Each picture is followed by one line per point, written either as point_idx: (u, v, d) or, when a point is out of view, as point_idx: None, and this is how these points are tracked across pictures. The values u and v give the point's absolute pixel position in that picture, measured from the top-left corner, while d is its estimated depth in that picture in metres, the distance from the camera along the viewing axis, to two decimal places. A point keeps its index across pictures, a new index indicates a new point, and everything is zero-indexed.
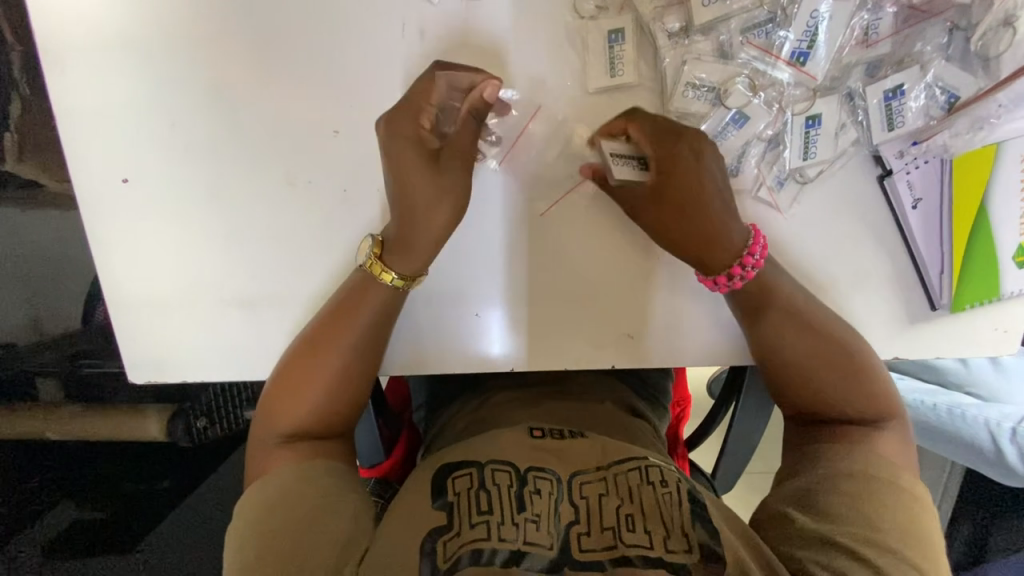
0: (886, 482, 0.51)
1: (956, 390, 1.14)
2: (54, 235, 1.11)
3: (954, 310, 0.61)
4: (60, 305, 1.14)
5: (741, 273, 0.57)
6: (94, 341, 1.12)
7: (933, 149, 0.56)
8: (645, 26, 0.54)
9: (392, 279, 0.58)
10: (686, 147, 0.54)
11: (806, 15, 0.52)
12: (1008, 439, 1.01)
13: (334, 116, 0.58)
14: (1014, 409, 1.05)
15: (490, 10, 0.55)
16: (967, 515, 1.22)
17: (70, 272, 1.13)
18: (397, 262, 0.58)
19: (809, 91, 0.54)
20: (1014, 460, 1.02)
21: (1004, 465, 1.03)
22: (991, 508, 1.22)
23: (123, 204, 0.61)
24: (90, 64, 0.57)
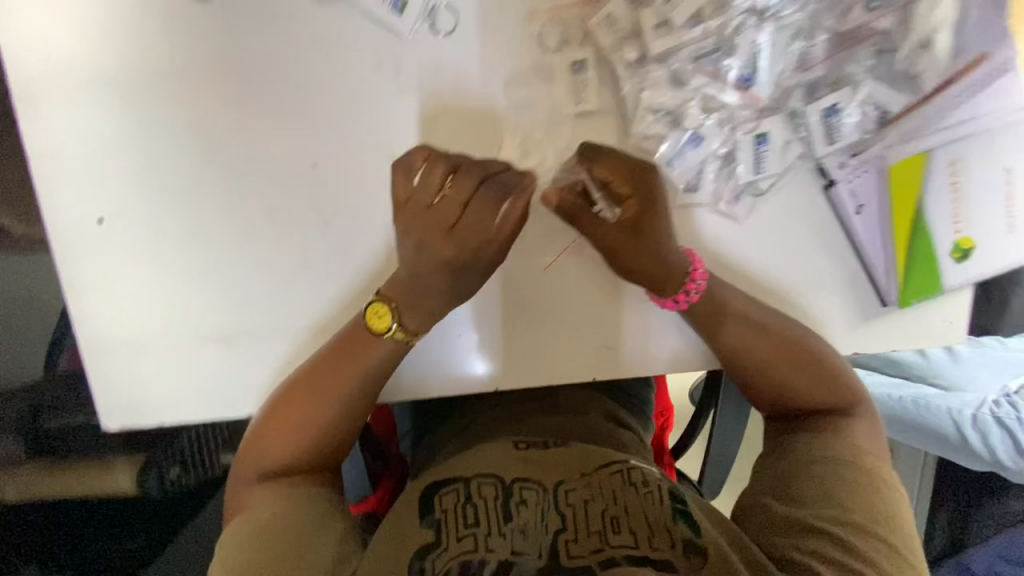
0: (850, 464, 0.55)
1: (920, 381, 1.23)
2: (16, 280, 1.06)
3: (903, 305, 0.67)
4: (20, 353, 1.08)
5: (686, 296, 0.60)
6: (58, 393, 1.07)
7: (870, 159, 0.61)
8: (606, 57, 0.58)
9: (395, 331, 0.57)
10: (652, 185, 0.57)
11: (747, 45, 0.57)
12: (970, 425, 1.11)
13: (313, 149, 0.59)
14: (971, 398, 1.16)
15: (461, 47, 0.58)
16: (943, 502, 1.27)
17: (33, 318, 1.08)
18: (407, 317, 0.57)
19: (755, 111, 0.59)
20: (976, 444, 1.11)
21: (970, 451, 1.12)
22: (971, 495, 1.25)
23: (97, 244, 0.60)
24: (63, 106, 0.57)
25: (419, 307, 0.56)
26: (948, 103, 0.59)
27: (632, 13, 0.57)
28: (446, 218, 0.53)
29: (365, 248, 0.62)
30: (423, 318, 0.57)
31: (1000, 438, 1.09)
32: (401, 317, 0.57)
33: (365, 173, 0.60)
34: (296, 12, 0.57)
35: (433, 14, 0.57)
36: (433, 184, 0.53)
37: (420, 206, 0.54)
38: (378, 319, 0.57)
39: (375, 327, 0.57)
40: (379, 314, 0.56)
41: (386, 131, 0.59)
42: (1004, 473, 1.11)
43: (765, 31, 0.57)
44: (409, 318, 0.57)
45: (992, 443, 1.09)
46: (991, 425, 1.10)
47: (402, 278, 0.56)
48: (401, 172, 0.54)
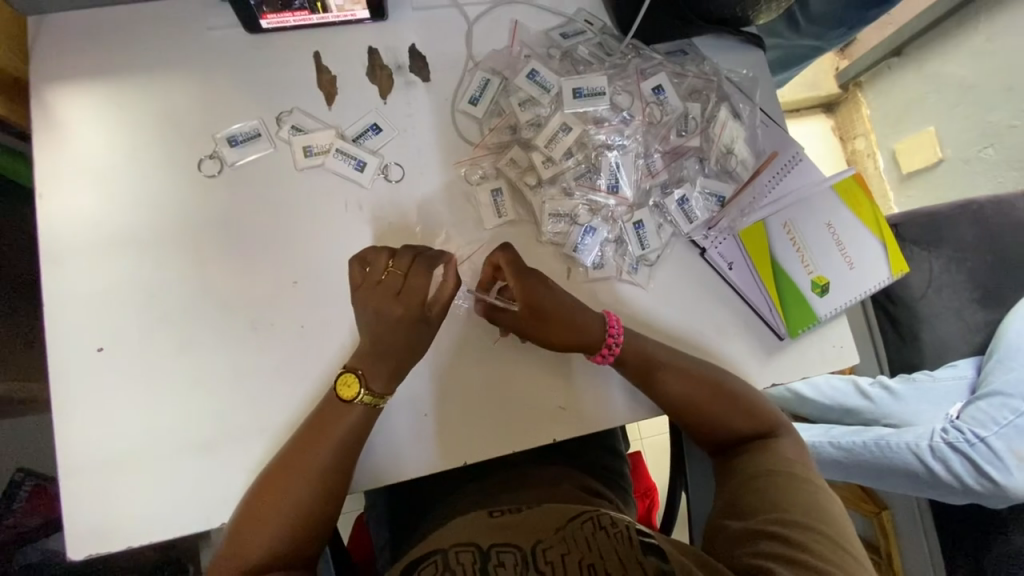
0: (784, 474, 0.62)
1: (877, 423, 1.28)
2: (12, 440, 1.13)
3: (793, 336, 0.80)
4: None
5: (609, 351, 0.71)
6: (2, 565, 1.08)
7: (724, 229, 0.81)
8: (515, 183, 0.79)
9: (365, 398, 0.64)
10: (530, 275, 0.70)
11: (608, 165, 0.80)
12: (930, 456, 1.14)
13: (293, 271, 0.74)
14: (923, 428, 1.21)
15: (408, 187, 0.78)
16: (957, 554, 1.21)
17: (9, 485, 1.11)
18: (373, 381, 0.64)
19: (629, 208, 0.80)
20: (945, 476, 1.12)
21: (940, 481, 1.12)
22: (979, 538, 1.19)
23: (96, 372, 0.69)
24: (84, 261, 0.71)
25: (385, 378, 0.65)
26: (761, 187, 0.82)
27: (527, 154, 0.80)
28: (393, 288, 0.65)
29: (339, 345, 0.73)
30: (386, 380, 0.65)
31: (960, 461, 1.11)
32: (367, 382, 0.64)
33: (337, 285, 0.74)
34: (282, 178, 0.76)
35: (386, 170, 0.78)
36: (380, 267, 0.67)
37: (371, 284, 0.66)
38: (347, 388, 0.64)
39: (345, 396, 0.64)
40: (348, 384, 0.64)
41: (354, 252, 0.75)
42: (985, 500, 1.11)
43: (616, 155, 0.80)
44: (375, 382, 0.65)
45: (954, 468, 1.11)
46: (948, 450, 1.13)
47: (365, 360, 0.65)
48: (358, 263, 0.68)
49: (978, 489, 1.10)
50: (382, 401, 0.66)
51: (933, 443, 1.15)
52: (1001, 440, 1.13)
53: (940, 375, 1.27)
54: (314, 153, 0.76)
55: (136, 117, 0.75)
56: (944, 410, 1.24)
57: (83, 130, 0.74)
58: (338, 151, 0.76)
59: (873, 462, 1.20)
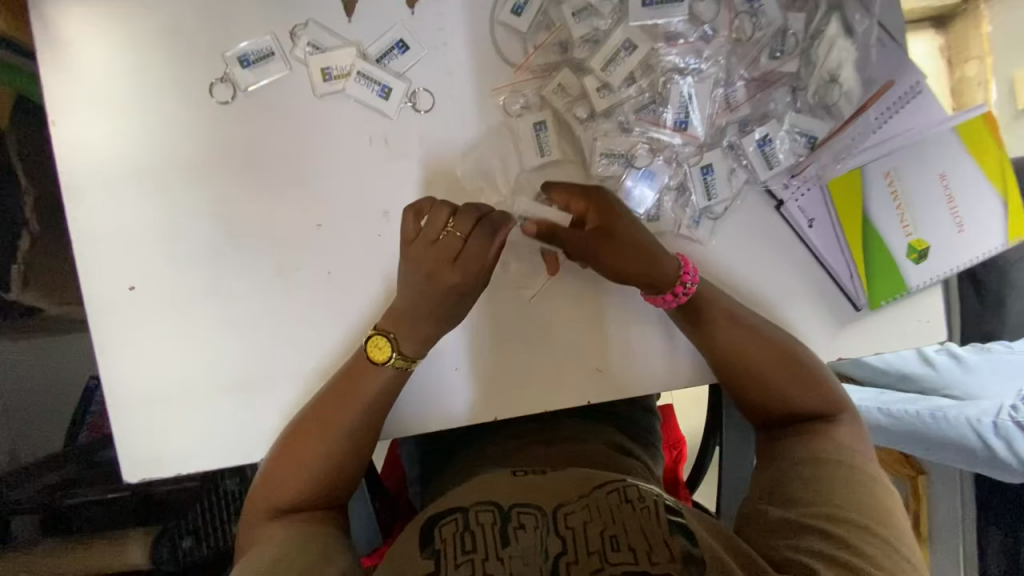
0: (838, 463, 0.56)
1: (935, 393, 1.17)
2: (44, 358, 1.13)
3: (873, 307, 0.70)
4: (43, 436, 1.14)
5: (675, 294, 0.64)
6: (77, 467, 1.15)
7: (809, 178, 0.68)
8: (561, 116, 0.68)
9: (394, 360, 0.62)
10: (606, 195, 0.64)
11: (677, 95, 0.66)
12: (992, 433, 1.04)
13: (317, 212, 0.68)
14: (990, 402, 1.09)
15: (438, 118, 0.68)
16: (993, 525, 1.18)
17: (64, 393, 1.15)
18: (404, 345, 0.61)
19: (696, 149, 0.68)
20: (1004, 454, 1.03)
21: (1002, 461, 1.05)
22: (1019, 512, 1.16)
23: (129, 310, 0.68)
24: (105, 196, 0.67)
25: (409, 334, 0.61)
26: (867, 124, 0.68)
27: (578, 79, 0.67)
28: (451, 253, 0.59)
29: (368, 294, 0.69)
30: (417, 344, 0.62)
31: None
32: (398, 346, 0.61)
33: (363, 230, 0.69)
34: (300, 107, 0.68)
35: (414, 98, 0.68)
36: (438, 224, 0.59)
37: (425, 241, 0.59)
38: (378, 351, 0.61)
39: (376, 358, 0.62)
40: (379, 347, 0.61)
41: (380, 194, 0.68)
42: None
43: (689, 83, 0.66)
44: (406, 346, 0.62)
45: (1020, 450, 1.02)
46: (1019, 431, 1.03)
47: (394, 315, 0.61)
48: (411, 213, 0.60)
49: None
50: (414, 364, 0.63)
51: (998, 421, 1.06)
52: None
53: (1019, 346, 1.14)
54: (333, 77, 0.67)
55: (139, 30, 0.66)
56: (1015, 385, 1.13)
57: (85, 46, 0.66)
58: (360, 74, 0.67)
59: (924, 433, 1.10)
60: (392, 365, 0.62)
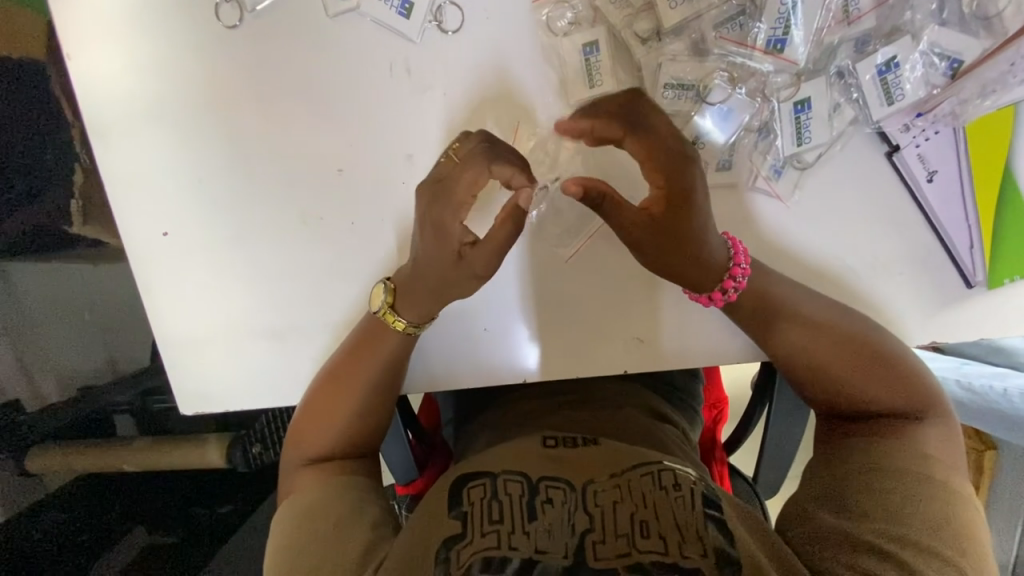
0: (913, 474, 0.48)
1: None
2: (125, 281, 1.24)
3: (991, 286, 0.57)
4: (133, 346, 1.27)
5: (723, 295, 0.56)
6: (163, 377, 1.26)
7: (940, 117, 0.53)
8: (618, 35, 0.55)
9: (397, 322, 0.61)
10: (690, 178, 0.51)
11: (776, 3, 0.51)
12: None
13: (338, 156, 0.62)
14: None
15: (468, 40, 0.57)
16: None
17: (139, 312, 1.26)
18: (405, 310, 0.60)
19: (791, 79, 0.54)
20: None
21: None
22: None
23: (165, 255, 0.68)
24: (128, 136, 0.64)
25: (437, 293, 0.58)
26: None
27: None
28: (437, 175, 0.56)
29: (395, 247, 0.65)
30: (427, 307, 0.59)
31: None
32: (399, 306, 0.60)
33: (386, 177, 0.62)
34: (313, 31, 0.60)
35: (440, 14, 0.57)
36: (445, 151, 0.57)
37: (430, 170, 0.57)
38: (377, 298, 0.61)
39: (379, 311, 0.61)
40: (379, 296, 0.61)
41: (404, 134, 0.61)
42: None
43: None
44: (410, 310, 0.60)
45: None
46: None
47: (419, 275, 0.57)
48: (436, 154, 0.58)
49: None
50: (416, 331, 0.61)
51: None
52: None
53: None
54: None
55: None
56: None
57: None
58: None
59: (1014, 416, 0.90)
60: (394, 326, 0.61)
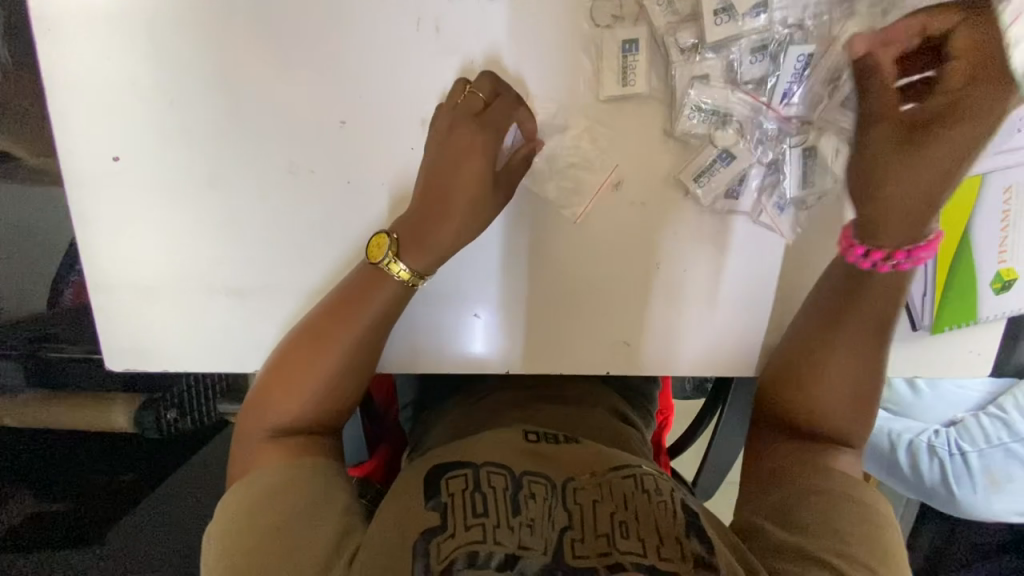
0: (858, 491, 0.53)
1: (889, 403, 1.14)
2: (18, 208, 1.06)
3: (934, 331, 0.63)
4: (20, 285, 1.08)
5: (884, 262, 0.55)
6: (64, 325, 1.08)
7: None
8: (658, 39, 0.55)
9: (400, 272, 0.56)
10: (988, 108, 0.48)
11: (793, 60, 0.54)
12: (903, 448, 1.04)
13: (342, 106, 0.57)
14: (917, 424, 1.07)
15: (507, 10, 0.54)
16: None
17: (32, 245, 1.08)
18: (411, 257, 0.55)
19: (803, 125, 0.58)
20: (906, 467, 1.03)
21: (900, 475, 1.05)
22: None
23: (114, 183, 0.59)
24: (83, 34, 0.55)
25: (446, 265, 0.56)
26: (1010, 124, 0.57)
27: None
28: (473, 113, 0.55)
29: (388, 216, 0.60)
30: (427, 258, 0.56)
31: (933, 470, 1.01)
32: (400, 253, 0.56)
33: (392, 139, 0.58)
34: None
35: None
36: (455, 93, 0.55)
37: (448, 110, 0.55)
38: (377, 250, 0.56)
39: (375, 258, 0.56)
40: (379, 247, 0.56)
41: (420, 96, 0.56)
42: (943, 509, 1.03)
43: (812, 48, 0.54)
44: (411, 257, 0.56)
45: (920, 468, 1.02)
46: (930, 452, 1.01)
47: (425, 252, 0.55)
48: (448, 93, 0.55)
49: (938, 494, 1.01)
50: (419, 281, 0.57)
51: (918, 440, 1.03)
52: (981, 459, 1.00)
53: (971, 385, 1.09)
54: None
55: None
56: (950, 414, 1.09)
57: None
58: None
59: None
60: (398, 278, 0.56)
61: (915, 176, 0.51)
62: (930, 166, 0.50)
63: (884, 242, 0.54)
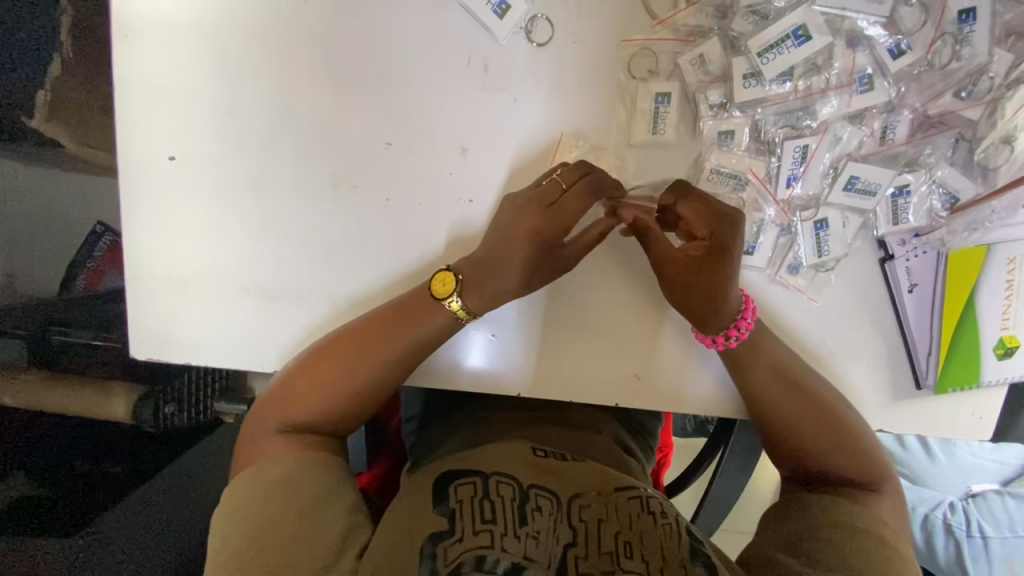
0: (864, 537, 0.54)
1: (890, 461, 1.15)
2: (57, 195, 1.13)
3: (937, 391, 0.65)
4: (41, 268, 1.14)
5: (725, 341, 0.60)
6: (76, 313, 1.13)
7: (931, 242, 0.62)
8: (690, 94, 0.59)
9: (456, 308, 0.59)
10: (733, 237, 0.56)
11: (792, 149, 0.59)
12: (918, 523, 1.04)
13: (388, 129, 0.61)
14: (933, 494, 1.07)
15: (552, 57, 0.59)
16: None
17: (59, 228, 1.14)
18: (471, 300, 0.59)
19: (810, 202, 0.61)
20: (921, 543, 1.04)
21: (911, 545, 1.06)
22: None
23: (165, 181, 0.62)
24: (158, 44, 0.59)
25: (479, 286, 0.59)
26: (1016, 200, 0.59)
27: (724, 57, 0.57)
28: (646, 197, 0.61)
29: (421, 234, 0.63)
30: (480, 300, 0.59)
31: (947, 545, 1.02)
32: (464, 293, 0.59)
33: (432, 163, 0.61)
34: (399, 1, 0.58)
35: (530, 24, 0.58)
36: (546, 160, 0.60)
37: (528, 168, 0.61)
38: (441, 286, 0.59)
39: (437, 293, 0.59)
40: (444, 283, 0.59)
41: (464, 126, 0.60)
42: None
43: (812, 136, 0.58)
44: (470, 298, 0.59)
45: (934, 544, 1.03)
46: (946, 531, 1.02)
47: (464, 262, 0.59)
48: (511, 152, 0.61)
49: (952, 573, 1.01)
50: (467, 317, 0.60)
51: (931, 515, 1.04)
52: (1002, 545, 0.99)
53: (983, 454, 1.09)
54: None
55: None
56: (966, 483, 1.08)
57: None
58: None
59: None
60: (454, 312, 0.59)
61: (705, 292, 0.57)
62: (699, 285, 0.57)
63: (711, 331, 0.60)
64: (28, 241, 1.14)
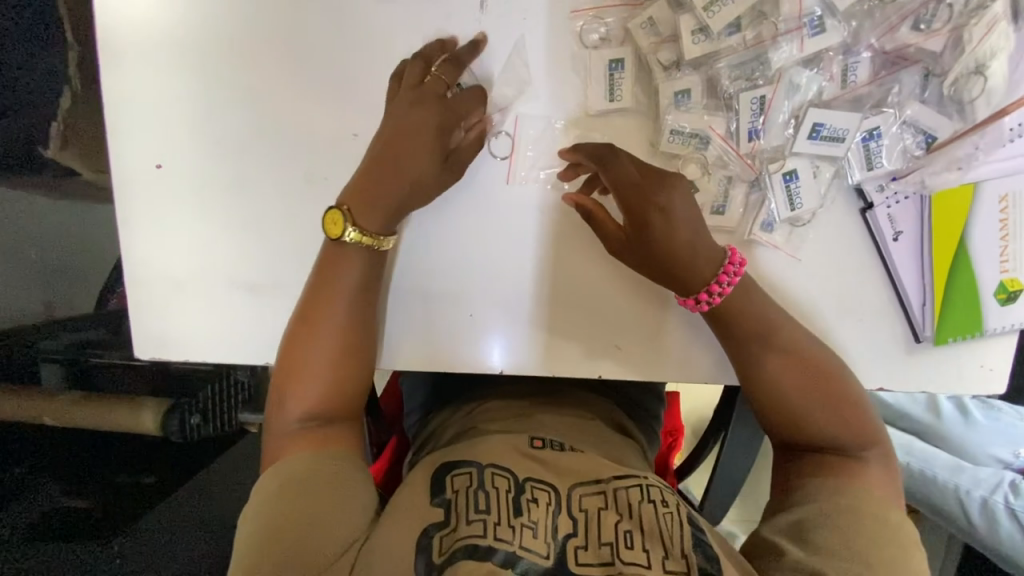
0: (870, 516, 0.52)
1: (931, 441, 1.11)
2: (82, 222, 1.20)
3: (937, 342, 0.62)
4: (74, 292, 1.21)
5: (698, 303, 0.59)
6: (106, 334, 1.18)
7: (911, 185, 0.59)
8: (643, 58, 0.59)
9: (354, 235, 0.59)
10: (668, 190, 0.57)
11: (750, 101, 0.58)
12: (977, 509, 0.97)
13: (354, 120, 0.63)
14: (988, 476, 1.00)
15: (503, 35, 0.60)
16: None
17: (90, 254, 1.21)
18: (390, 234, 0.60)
19: (777, 153, 0.60)
20: (986, 532, 0.96)
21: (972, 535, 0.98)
22: None
23: (154, 188, 0.66)
24: (137, 59, 0.63)
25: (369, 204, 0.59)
26: (997, 133, 0.57)
27: (673, 17, 0.57)
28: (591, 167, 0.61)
29: None
30: (379, 219, 0.60)
31: (1012, 531, 0.94)
32: (357, 220, 0.59)
33: None
34: None
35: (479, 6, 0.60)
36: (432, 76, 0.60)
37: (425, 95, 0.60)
38: (333, 225, 0.59)
39: (333, 234, 0.59)
40: (335, 221, 0.59)
41: None
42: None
43: (769, 87, 0.58)
44: (366, 219, 0.59)
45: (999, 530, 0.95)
46: (1010, 514, 0.94)
47: (381, 201, 0.59)
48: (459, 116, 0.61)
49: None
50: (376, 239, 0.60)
51: (990, 498, 0.97)
52: None
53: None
54: None
55: None
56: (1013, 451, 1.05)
57: None
58: None
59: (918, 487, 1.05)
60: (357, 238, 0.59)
61: (659, 252, 0.58)
62: (657, 244, 0.57)
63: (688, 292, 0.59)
64: (61, 266, 1.20)
